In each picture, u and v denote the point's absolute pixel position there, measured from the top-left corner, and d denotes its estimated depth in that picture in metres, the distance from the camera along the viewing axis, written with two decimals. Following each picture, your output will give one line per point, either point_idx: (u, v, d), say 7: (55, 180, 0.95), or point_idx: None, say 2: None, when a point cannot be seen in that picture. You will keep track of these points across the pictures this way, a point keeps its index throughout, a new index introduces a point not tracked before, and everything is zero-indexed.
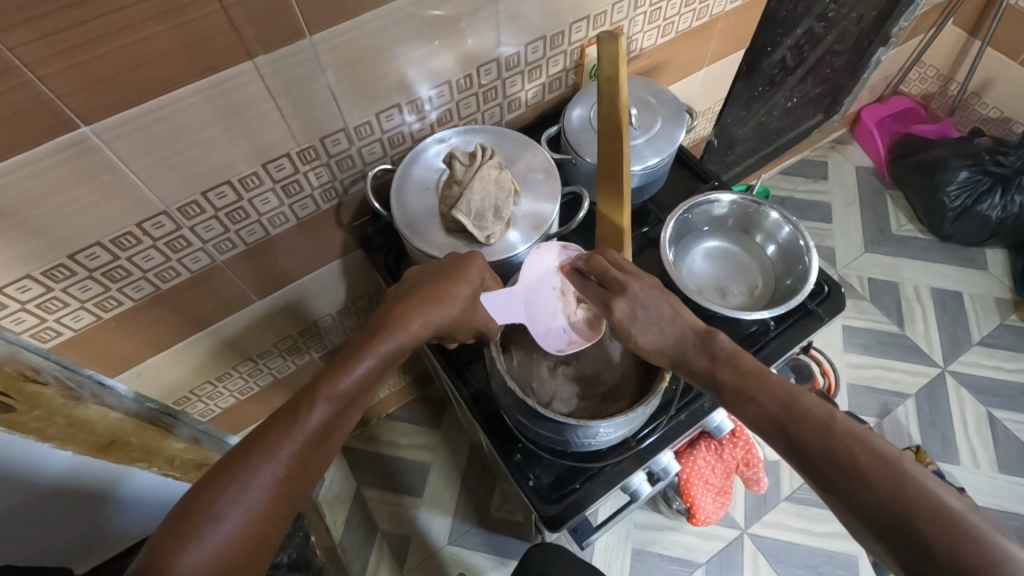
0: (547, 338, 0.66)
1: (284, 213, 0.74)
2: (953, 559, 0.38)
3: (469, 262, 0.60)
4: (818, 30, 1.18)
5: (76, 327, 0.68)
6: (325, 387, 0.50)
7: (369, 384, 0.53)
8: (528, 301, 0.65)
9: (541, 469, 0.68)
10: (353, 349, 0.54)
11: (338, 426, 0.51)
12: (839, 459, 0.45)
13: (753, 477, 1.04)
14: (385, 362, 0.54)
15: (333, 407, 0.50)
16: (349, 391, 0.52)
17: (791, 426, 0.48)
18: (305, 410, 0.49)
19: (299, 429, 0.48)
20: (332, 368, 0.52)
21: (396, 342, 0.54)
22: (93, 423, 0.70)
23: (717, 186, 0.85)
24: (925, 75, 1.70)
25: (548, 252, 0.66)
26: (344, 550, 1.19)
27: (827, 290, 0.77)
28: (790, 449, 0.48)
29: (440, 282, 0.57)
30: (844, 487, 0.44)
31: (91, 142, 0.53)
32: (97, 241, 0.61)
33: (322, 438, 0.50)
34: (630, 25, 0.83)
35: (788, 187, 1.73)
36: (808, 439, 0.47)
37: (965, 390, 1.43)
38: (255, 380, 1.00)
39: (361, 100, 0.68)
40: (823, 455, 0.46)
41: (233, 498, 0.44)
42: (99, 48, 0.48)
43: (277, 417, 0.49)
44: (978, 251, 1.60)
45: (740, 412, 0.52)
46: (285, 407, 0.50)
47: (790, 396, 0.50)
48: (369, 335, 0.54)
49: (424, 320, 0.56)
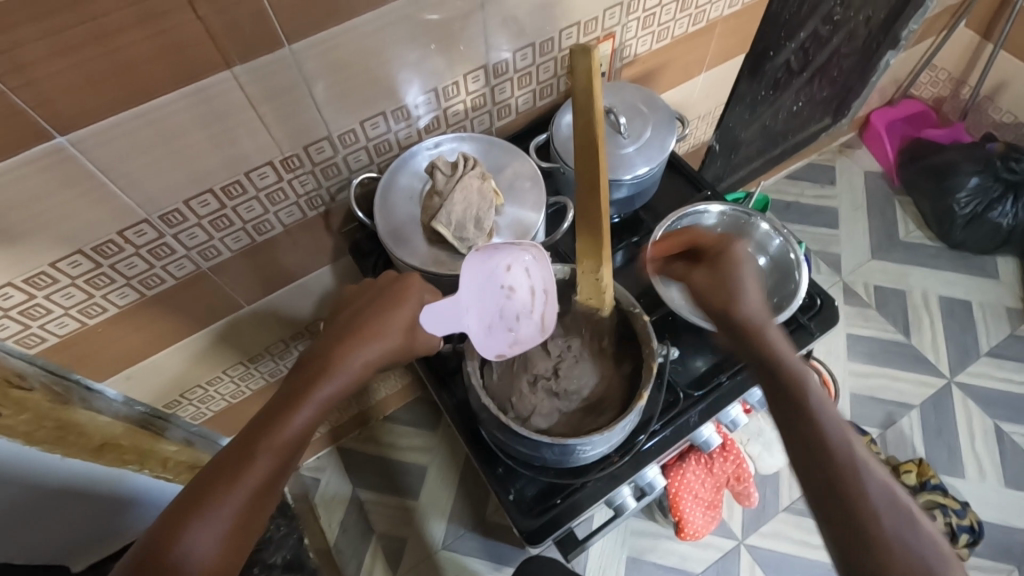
0: (492, 341, 0.60)
1: (270, 220, 0.74)
2: None
3: (407, 285, 0.59)
4: (823, 33, 1.15)
5: (61, 333, 0.69)
6: (270, 433, 0.50)
7: (315, 428, 0.53)
8: (472, 306, 0.59)
9: (523, 483, 0.67)
10: (296, 393, 0.52)
11: (285, 471, 0.51)
12: (891, 535, 0.44)
13: (744, 492, 1.03)
14: (330, 403, 0.53)
15: (280, 453, 0.50)
16: (294, 439, 0.51)
17: (858, 457, 0.48)
18: (251, 460, 0.49)
19: (243, 480, 0.48)
20: (274, 415, 0.51)
21: (342, 382, 0.54)
22: (83, 427, 0.70)
23: (710, 195, 0.83)
24: (936, 78, 1.67)
25: (489, 259, 0.59)
26: (338, 551, 1.29)
27: (819, 303, 0.75)
28: (834, 503, 0.47)
29: (376, 317, 0.57)
30: (894, 534, 0.44)
31: (67, 152, 0.53)
32: (79, 248, 0.61)
33: (270, 486, 0.49)
34: (623, 30, 0.82)
35: (795, 192, 1.70)
36: (863, 488, 0.46)
37: (972, 401, 1.40)
38: (247, 384, 1.00)
39: (345, 106, 0.67)
40: (885, 500, 0.46)
41: (179, 553, 0.44)
42: (73, 58, 0.48)
43: (223, 464, 0.48)
44: (988, 258, 1.57)
45: (803, 440, 0.50)
46: (230, 452, 0.49)
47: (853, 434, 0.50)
48: (311, 375, 0.53)
49: (368, 358, 0.55)
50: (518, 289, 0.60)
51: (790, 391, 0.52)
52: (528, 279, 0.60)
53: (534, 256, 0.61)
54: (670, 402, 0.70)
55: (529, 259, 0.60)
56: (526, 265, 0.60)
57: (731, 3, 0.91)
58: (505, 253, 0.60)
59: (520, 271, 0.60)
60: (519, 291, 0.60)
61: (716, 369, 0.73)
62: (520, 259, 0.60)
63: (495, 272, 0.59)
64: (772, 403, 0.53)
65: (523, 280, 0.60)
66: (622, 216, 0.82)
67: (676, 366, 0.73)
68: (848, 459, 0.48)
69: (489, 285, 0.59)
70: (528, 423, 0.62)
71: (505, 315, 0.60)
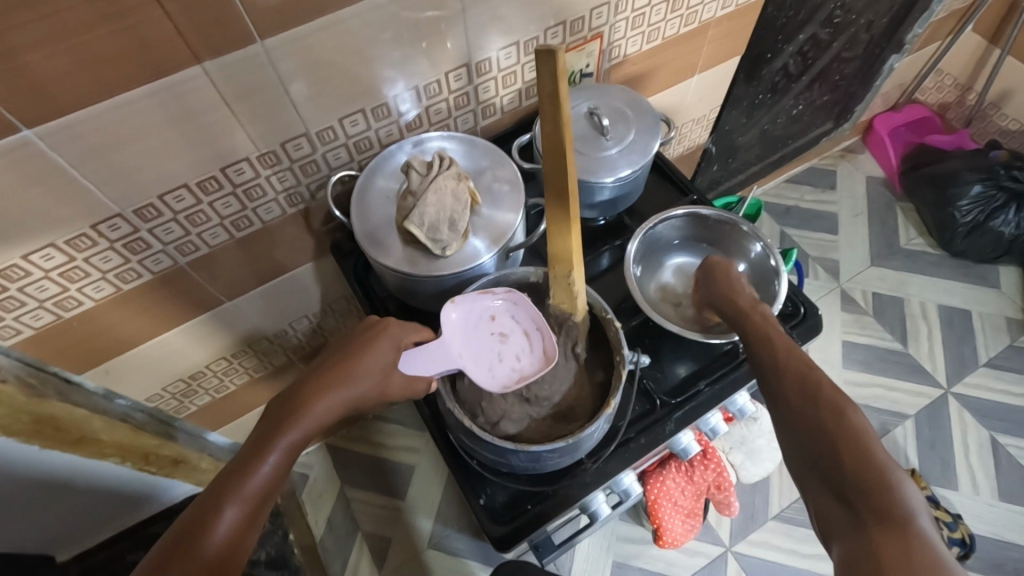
0: (495, 383, 0.61)
1: (248, 217, 0.73)
2: (856, 471, 0.45)
3: (385, 327, 0.59)
4: (823, 36, 1.13)
5: (36, 325, 0.68)
6: (233, 484, 0.47)
7: (282, 475, 0.50)
8: (466, 355, 0.62)
9: (494, 488, 0.66)
10: (261, 440, 0.50)
11: (254, 525, 0.47)
12: (792, 406, 0.51)
13: (725, 501, 1.10)
14: (296, 449, 0.51)
15: (247, 506, 0.47)
16: (262, 488, 0.48)
17: (781, 355, 0.56)
18: (215, 514, 0.45)
19: (209, 536, 0.44)
20: (238, 465, 0.48)
21: (309, 424, 0.51)
22: (60, 420, 0.69)
23: (696, 200, 0.82)
24: (942, 83, 1.64)
25: (474, 308, 0.63)
26: (323, 548, 1.29)
27: (802, 312, 0.74)
28: (788, 424, 0.51)
29: (347, 358, 0.55)
30: (799, 402, 0.51)
31: (36, 145, 0.53)
32: (51, 242, 0.61)
33: (237, 542, 0.45)
34: (611, 30, 0.81)
35: (794, 197, 1.68)
36: (773, 375, 0.55)
37: (968, 413, 1.37)
38: (231, 379, 1.01)
39: (323, 104, 0.66)
40: (794, 379, 0.53)
41: None
42: (35, 53, 0.47)
43: (184, 525, 0.45)
44: (990, 268, 1.54)
45: (766, 379, 0.55)
46: (192, 512, 0.46)
47: (789, 342, 0.57)
48: (277, 420, 0.51)
49: (335, 400, 0.53)
50: (505, 332, 0.63)
51: (731, 316, 0.63)
52: (514, 322, 0.64)
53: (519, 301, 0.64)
54: (646, 410, 0.69)
55: (513, 303, 0.64)
56: (511, 310, 0.64)
57: (724, 5, 0.89)
58: (488, 300, 0.63)
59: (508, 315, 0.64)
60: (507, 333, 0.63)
61: (694, 376, 0.72)
62: (504, 305, 0.64)
63: (482, 319, 0.63)
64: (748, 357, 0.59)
65: (509, 322, 0.64)
66: (605, 219, 0.81)
67: (655, 373, 0.72)
68: (799, 384, 0.52)
69: (478, 333, 0.63)
70: (498, 428, 0.61)
71: (501, 357, 0.62)
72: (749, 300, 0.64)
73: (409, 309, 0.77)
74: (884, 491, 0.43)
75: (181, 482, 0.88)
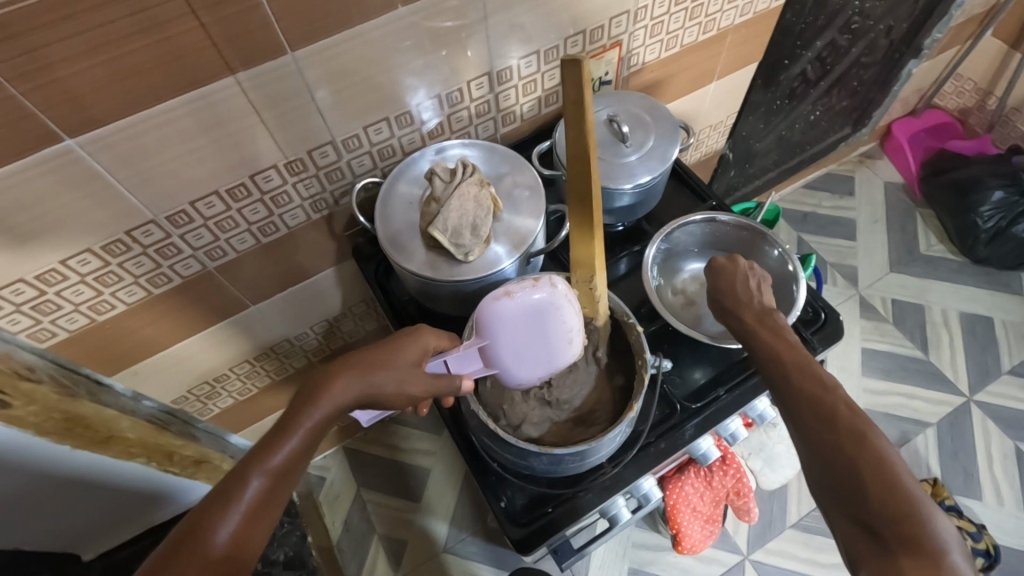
0: (545, 363, 0.59)
1: (274, 223, 0.75)
2: (884, 502, 0.45)
3: (417, 336, 0.58)
4: (840, 42, 1.13)
5: (71, 328, 0.70)
6: (255, 460, 0.47)
7: (306, 450, 0.50)
8: (507, 353, 0.58)
9: (514, 491, 0.67)
10: (288, 415, 0.50)
11: (278, 498, 0.48)
12: (812, 425, 0.50)
13: (744, 508, 1.10)
14: (321, 427, 0.51)
15: (273, 476, 0.47)
16: (288, 461, 0.48)
17: (793, 372, 0.54)
18: (241, 485, 0.46)
19: (236, 503, 0.45)
20: (267, 438, 0.49)
21: (332, 406, 0.51)
22: (89, 420, 0.71)
23: (714, 206, 0.83)
24: (962, 88, 1.62)
25: (500, 311, 0.56)
26: (340, 550, 1.30)
27: (823, 317, 0.74)
28: (806, 447, 0.51)
29: (378, 348, 0.55)
30: (818, 425, 0.50)
31: (76, 153, 0.55)
32: (88, 247, 0.63)
33: (262, 510, 0.46)
34: (631, 38, 0.82)
35: (811, 203, 1.67)
36: (788, 392, 0.54)
37: (991, 421, 1.35)
38: (253, 382, 1.03)
39: (349, 113, 0.68)
40: (809, 400, 0.52)
41: None
42: (77, 65, 0.49)
43: (213, 494, 0.46)
44: (1013, 275, 1.52)
45: (780, 397, 0.54)
46: (219, 484, 0.47)
47: (803, 357, 0.56)
48: (303, 398, 0.51)
49: (357, 382, 0.53)
50: (558, 341, 0.57)
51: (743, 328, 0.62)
52: (545, 316, 0.56)
53: (581, 340, 0.59)
54: (665, 414, 0.70)
55: (543, 300, 0.55)
56: (541, 306, 0.56)
57: (742, 12, 0.90)
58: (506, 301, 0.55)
59: (565, 342, 0.58)
60: (551, 327, 0.57)
61: (714, 382, 0.72)
62: (533, 302, 0.56)
63: (509, 319, 0.56)
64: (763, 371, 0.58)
65: (542, 317, 0.56)
66: (624, 225, 0.81)
67: (673, 378, 0.72)
68: (815, 404, 0.51)
69: (512, 331, 0.57)
70: (520, 431, 0.63)
71: (550, 346, 0.58)
72: (757, 309, 0.62)
73: (429, 314, 0.79)
74: (915, 523, 0.43)
75: (202, 484, 0.88)
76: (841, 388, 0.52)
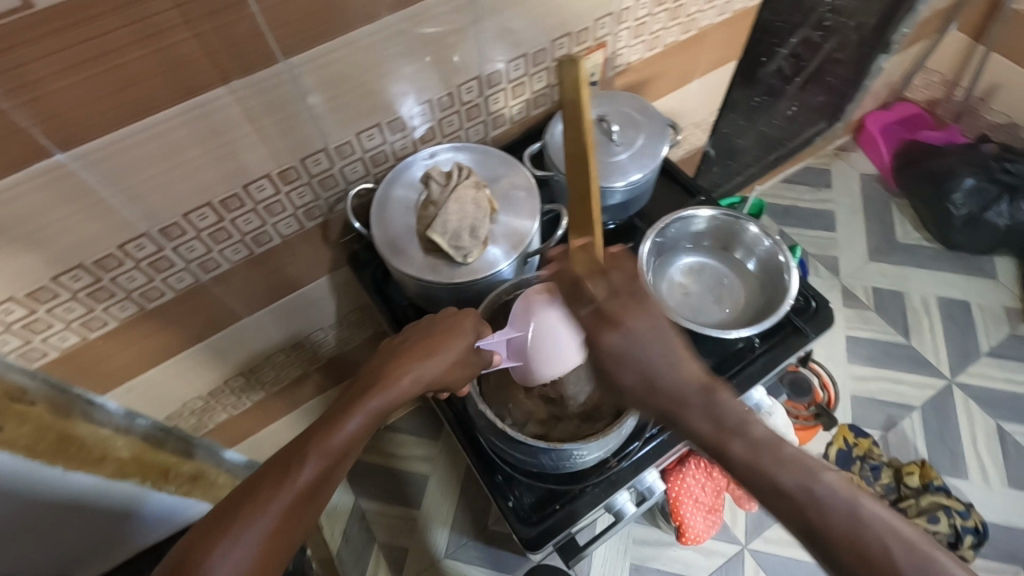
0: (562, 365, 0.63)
1: (268, 232, 0.74)
2: None
3: (461, 319, 0.59)
4: (815, 39, 1.16)
5: (62, 346, 0.69)
6: (313, 444, 0.49)
7: (361, 439, 0.52)
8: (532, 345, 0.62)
9: (522, 490, 0.67)
10: (346, 402, 0.52)
11: (331, 482, 0.49)
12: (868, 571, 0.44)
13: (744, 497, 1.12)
14: (377, 417, 0.53)
15: (328, 457, 0.49)
16: (342, 446, 0.50)
17: (811, 504, 0.47)
18: (299, 462, 0.47)
19: (292, 479, 0.47)
20: (326, 420, 0.51)
21: (389, 397, 0.53)
22: (85, 439, 0.69)
23: (704, 200, 0.84)
24: (930, 81, 1.67)
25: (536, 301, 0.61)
26: None
27: (814, 305, 0.76)
28: None
29: (432, 337, 0.57)
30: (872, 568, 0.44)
31: (69, 167, 0.54)
32: (80, 262, 0.62)
33: (316, 490, 0.48)
34: (615, 40, 0.83)
35: (791, 197, 1.70)
36: (820, 527, 0.46)
37: (973, 402, 1.39)
38: (247, 395, 1.01)
39: (342, 119, 0.68)
40: (849, 539, 0.45)
41: (226, 546, 0.43)
42: (67, 79, 0.48)
43: (272, 466, 0.48)
44: (987, 259, 1.57)
45: (812, 539, 0.47)
46: (279, 458, 0.49)
47: (808, 472, 0.48)
48: (361, 389, 0.53)
49: (410, 372, 0.55)
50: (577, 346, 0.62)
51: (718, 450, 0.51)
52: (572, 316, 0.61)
53: None
54: None
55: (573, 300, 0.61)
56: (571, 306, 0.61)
57: (722, 11, 0.92)
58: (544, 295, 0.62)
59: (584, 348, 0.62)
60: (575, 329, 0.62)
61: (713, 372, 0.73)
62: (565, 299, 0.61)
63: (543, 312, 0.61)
64: (771, 507, 0.49)
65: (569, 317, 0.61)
66: (616, 222, 0.82)
67: None
68: (858, 546, 0.45)
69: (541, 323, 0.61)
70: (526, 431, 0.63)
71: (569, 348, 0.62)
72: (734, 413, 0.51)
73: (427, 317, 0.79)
74: None
75: (198, 501, 0.88)
76: (866, 506, 0.46)
